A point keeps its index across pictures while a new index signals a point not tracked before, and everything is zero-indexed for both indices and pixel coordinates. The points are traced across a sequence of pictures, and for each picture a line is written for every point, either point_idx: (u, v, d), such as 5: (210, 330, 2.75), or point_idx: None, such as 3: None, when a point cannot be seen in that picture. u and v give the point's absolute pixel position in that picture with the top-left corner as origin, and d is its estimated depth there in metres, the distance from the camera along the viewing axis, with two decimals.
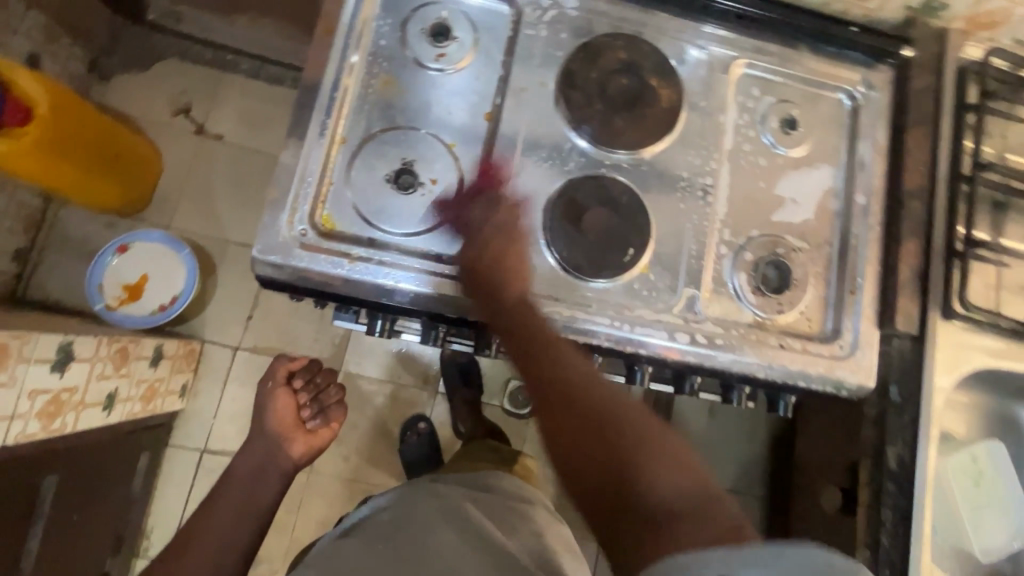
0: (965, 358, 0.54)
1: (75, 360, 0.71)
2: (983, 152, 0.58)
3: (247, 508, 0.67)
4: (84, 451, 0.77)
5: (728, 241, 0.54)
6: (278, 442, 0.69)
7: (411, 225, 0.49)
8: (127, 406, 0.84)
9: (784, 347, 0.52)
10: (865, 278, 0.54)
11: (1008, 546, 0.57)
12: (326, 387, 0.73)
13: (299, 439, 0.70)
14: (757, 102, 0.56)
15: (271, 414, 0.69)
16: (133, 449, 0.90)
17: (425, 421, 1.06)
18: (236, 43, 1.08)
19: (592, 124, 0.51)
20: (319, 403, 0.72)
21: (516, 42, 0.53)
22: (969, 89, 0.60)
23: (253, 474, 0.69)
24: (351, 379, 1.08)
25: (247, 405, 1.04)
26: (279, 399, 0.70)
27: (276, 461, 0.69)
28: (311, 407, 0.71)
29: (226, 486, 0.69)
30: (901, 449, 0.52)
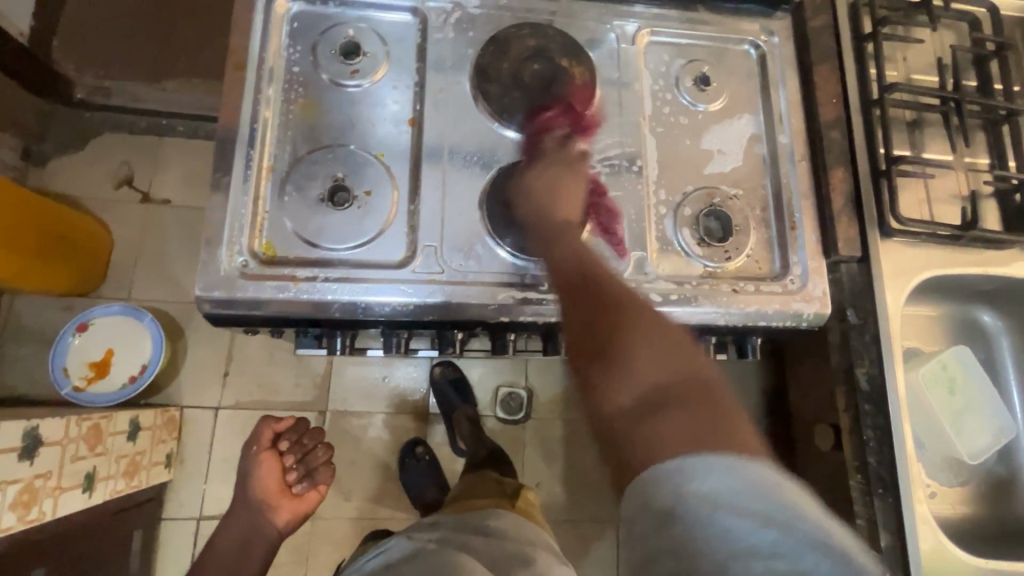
0: (912, 271, 0.56)
1: (43, 444, 0.69)
2: (889, 77, 0.61)
3: (236, 566, 0.74)
4: (67, 538, 0.74)
5: (666, 200, 0.55)
6: (263, 510, 0.73)
7: (352, 239, 0.49)
8: (109, 485, 0.81)
9: (738, 291, 0.53)
10: (802, 211, 0.55)
11: (994, 446, 0.58)
12: (313, 447, 0.77)
13: (288, 502, 0.74)
14: (668, 66, 0.58)
15: (257, 483, 0.73)
16: (123, 529, 0.87)
17: (422, 444, 1.05)
18: (170, 107, 1.07)
19: (512, 111, 0.53)
20: (307, 464, 0.76)
21: (426, 47, 0.54)
22: (864, 22, 0.63)
23: (242, 535, 0.74)
24: (339, 417, 1.06)
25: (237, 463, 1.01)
26: (267, 467, 0.73)
27: (263, 525, 0.74)
28: (296, 471, 0.75)
29: (217, 547, 0.74)
30: (870, 369, 0.53)
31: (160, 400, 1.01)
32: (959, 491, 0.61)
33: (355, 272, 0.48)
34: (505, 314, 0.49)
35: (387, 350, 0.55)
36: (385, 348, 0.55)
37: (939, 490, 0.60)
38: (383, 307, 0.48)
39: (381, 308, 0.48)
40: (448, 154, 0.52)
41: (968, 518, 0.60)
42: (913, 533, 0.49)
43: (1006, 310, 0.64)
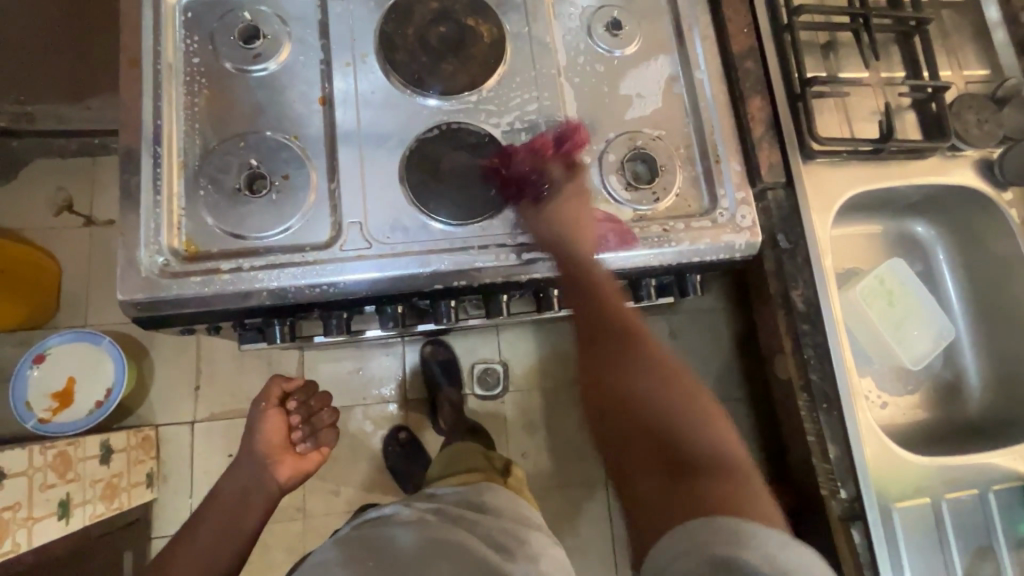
0: (836, 191, 0.57)
1: (7, 477, 0.68)
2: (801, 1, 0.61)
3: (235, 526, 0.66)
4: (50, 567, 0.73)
5: (589, 150, 0.55)
6: (263, 465, 0.65)
7: (274, 225, 0.49)
8: (88, 509, 0.81)
9: (669, 230, 0.53)
10: (726, 144, 0.56)
11: (936, 351, 0.60)
12: (319, 410, 0.71)
13: (291, 461, 0.67)
14: (579, 15, 0.58)
15: (261, 437, 0.65)
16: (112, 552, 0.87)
17: (404, 430, 1.06)
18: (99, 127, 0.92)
19: (421, 76, 0.52)
20: (312, 424, 0.69)
21: (326, 22, 0.53)
22: None
23: (244, 494, 0.67)
24: None
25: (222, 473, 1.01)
26: (273, 422, 0.66)
27: (264, 483, 0.66)
28: (302, 431, 0.68)
29: (218, 505, 0.67)
30: (805, 289, 0.54)
31: (133, 422, 1.00)
32: (912, 398, 0.63)
33: (280, 258, 0.48)
34: (437, 281, 0.49)
35: (330, 332, 0.55)
36: (329, 332, 0.55)
37: (889, 400, 0.62)
38: (313, 288, 0.48)
39: (311, 289, 0.48)
40: (362, 129, 0.51)
41: (919, 422, 0.62)
42: (859, 441, 0.51)
43: (938, 220, 0.65)
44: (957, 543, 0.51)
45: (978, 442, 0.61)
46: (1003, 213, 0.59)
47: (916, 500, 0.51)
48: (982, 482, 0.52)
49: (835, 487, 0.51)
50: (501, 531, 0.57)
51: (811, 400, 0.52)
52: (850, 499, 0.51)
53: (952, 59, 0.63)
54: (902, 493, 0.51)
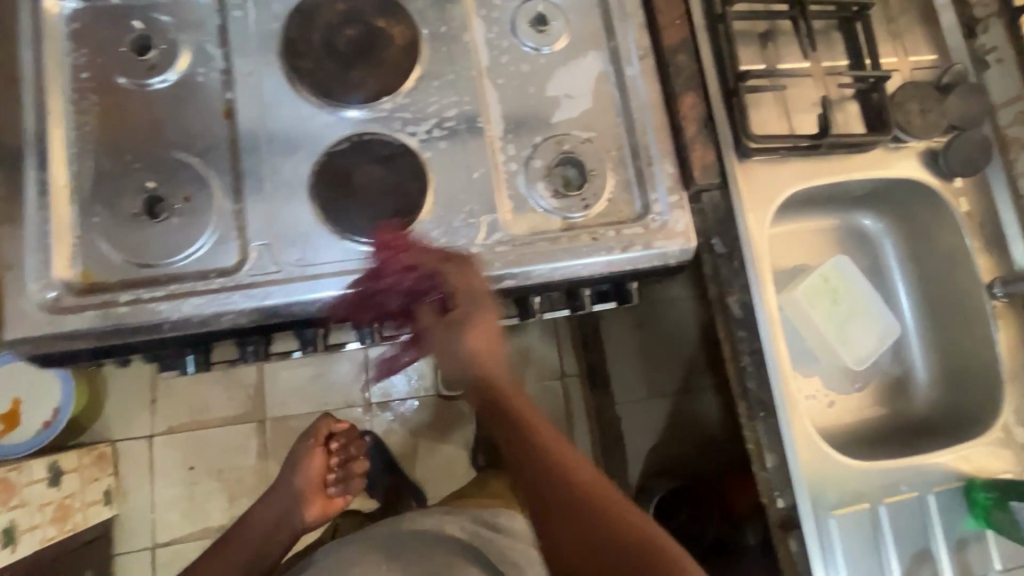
0: (774, 190, 0.55)
1: None
2: None
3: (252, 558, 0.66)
4: None
5: (515, 156, 0.52)
6: (297, 501, 0.68)
7: (176, 251, 0.46)
8: (38, 534, 0.79)
9: (599, 237, 0.51)
10: (658, 145, 0.53)
11: (880, 350, 0.59)
12: (356, 456, 0.74)
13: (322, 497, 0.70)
14: (502, 10, 0.55)
15: (303, 474, 0.69)
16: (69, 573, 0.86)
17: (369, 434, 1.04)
18: None
19: (328, 85, 0.49)
20: (347, 470, 0.72)
21: (226, 29, 0.50)
22: None
23: (268, 527, 0.67)
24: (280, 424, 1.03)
25: (183, 486, 1.00)
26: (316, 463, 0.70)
27: (287, 523, 0.68)
28: (337, 474, 0.72)
29: (244, 533, 0.67)
30: (741, 295, 0.52)
31: (89, 440, 0.98)
32: (859, 396, 0.62)
33: (182, 286, 0.45)
34: (352, 302, 0.47)
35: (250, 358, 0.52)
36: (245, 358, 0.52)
37: (836, 399, 0.61)
38: (218, 316, 0.45)
39: (217, 318, 0.45)
40: (268, 143, 0.49)
41: (866, 419, 0.61)
42: (793, 449, 0.50)
43: (886, 213, 0.63)
44: (896, 545, 0.50)
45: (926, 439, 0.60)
46: (948, 206, 0.58)
47: (854, 505, 0.50)
48: (922, 483, 0.52)
49: (772, 496, 0.50)
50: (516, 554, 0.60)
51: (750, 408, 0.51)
52: (787, 507, 0.50)
53: (897, 44, 0.60)
54: (840, 498, 0.50)
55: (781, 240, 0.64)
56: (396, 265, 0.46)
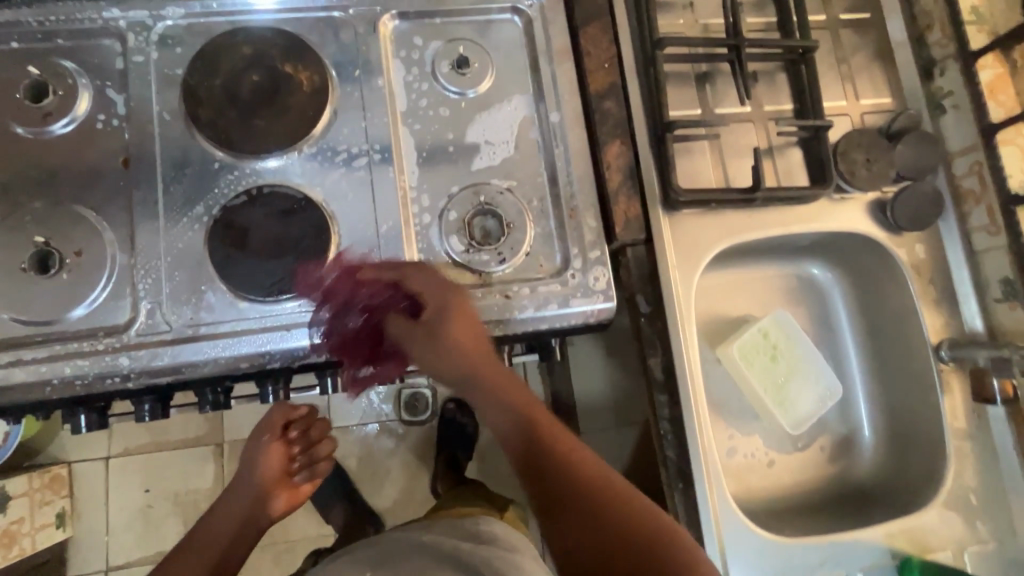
0: (705, 244, 0.52)
1: None
2: (675, 27, 0.55)
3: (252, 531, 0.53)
4: None
5: (429, 207, 0.50)
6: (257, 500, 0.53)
7: (63, 308, 0.44)
8: None
9: (513, 296, 0.49)
10: (581, 196, 0.50)
11: (819, 412, 0.56)
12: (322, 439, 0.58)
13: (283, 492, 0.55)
14: (421, 52, 0.52)
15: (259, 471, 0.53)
16: None
17: None
18: None
19: (229, 134, 0.47)
20: (309, 455, 0.57)
21: (127, 74, 0.48)
22: None
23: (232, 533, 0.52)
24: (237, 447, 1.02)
25: (138, 509, 0.99)
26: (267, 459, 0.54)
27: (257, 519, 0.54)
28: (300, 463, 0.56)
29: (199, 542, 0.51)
30: (663, 357, 0.50)
31: (42, 462, 0.97)
32: (803, 456, 0.58)
33: (67, 347, 0.43)
34: (246, 365, 0.45)
35: None
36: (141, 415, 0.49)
37: (777, 459, 0.58)
38: (104, 381, 0.43)
39: (103, 382, 0.44)
40: (166, 195, 0.47)
41: (810, 482, 0.58)
42: (710, 527, 0.47)
43: (835, 262, 0.60)
44: None
45: (870, 507, 0.57)
46: (895, 261, 0.54)
47: None
48: (852, 562, 0.49)
49: None
50: (497, 557, 0.52)
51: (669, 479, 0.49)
52: None
53: (847, 86, 0.57)
54: None
55: (729, 288, 0.60)
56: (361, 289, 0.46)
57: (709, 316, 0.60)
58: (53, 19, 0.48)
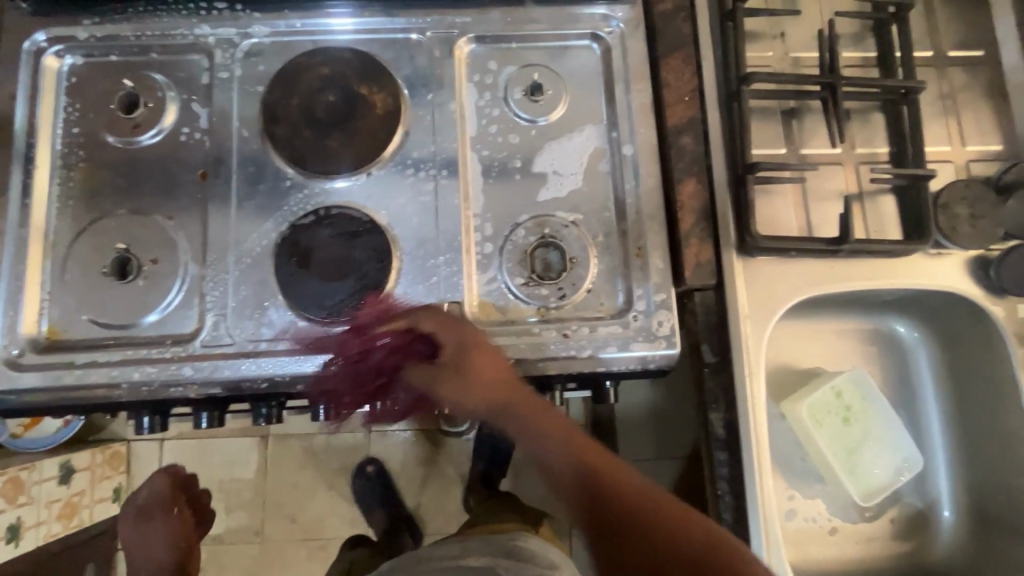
0: (779, 294, 0.49)
1: None
2: (762, 60, 0.52)
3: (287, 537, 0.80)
4: None
5: (491, 236, 0.49)
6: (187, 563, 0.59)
7: (137, 314, 0.46)
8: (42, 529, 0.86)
9: (571, 335, 0.47)
10: (650, 235, 0.48)
11: (892, 485, 0.52)
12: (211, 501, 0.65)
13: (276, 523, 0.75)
14: (495, 76, 0.51)
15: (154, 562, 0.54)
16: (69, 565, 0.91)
17: (372, 463, 1.04)
18: None
19: (302, 153, 0.48)
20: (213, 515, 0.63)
21: (212, 89, 0.49)
22: None
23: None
24: (281, 441, 1.05)
25: None
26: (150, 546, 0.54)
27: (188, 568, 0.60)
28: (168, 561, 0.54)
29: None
30: (725, 412, 0.47)
31: (105, 437, 1.02)
32: (870, 529, 0.54)
33: (137, 352, 0.45)
34: (301, 385, 0.45)
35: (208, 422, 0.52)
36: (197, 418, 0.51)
37: (840, 528, 0.53)
38: (168, 388, 0.45)
39: (167, 389, 0.45)
40: (238, 209, 0.48)
41: (875, 557, 0.53)
42: None
43: (923, 319, 0.55)
44: None
45: None
46: (998, 329, 0.49)
47: None
48: None
49: None
50: None
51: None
52: None
53: (953, 129, 0.52)
54: None
55: (800, 337, 0.56)
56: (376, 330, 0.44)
57: (777, 366, 0.56)
58: (149, 34, 0.50)
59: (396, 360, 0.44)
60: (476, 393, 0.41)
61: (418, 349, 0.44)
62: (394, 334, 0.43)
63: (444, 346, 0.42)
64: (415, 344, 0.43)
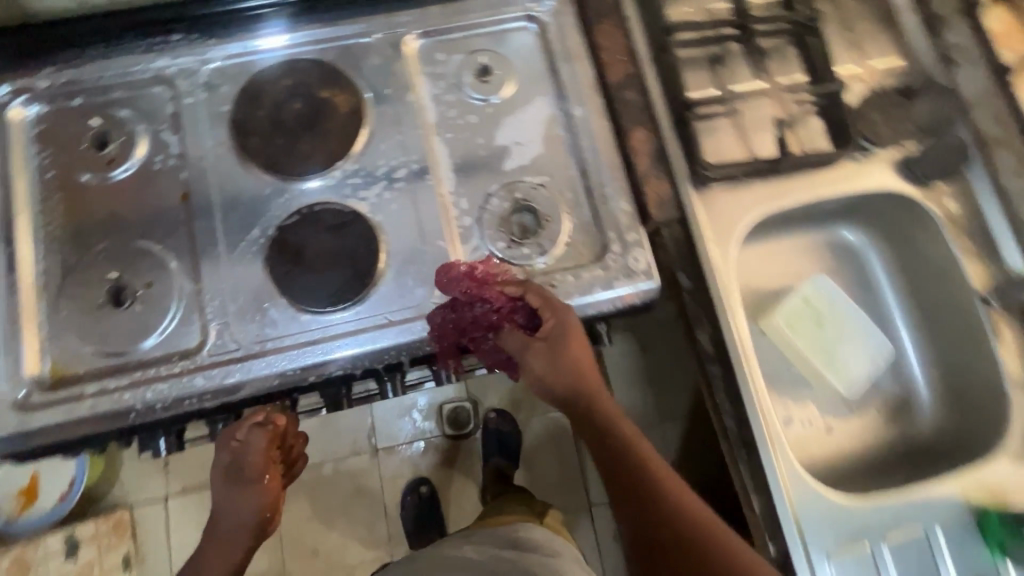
0: (737, 216, 0.53)
1: None
2: (682, 16, 0.58)
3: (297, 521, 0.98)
4: None
5: (468, 209, 0.52)
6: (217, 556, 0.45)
7: (139, 338, 0.47)
8: None
9: (558, 285, 0.50)
10: (612, 183, 0.52)
11: (872, 374, 0.56)
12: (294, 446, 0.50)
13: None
14: (446, 65, 0.55)
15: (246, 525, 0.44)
16: None
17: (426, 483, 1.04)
18: None
19: (278, 160, 0.50)
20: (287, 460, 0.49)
21: (179, 116, 0.51)
22: None
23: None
24: None
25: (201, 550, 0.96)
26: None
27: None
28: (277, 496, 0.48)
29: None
30: (711, 330, 0.51)
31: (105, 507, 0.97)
32: (860, 420, 0.58)
33: (145, 373, 0.46)
34: (314, 375, 0.47)
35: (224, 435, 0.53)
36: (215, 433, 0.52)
37: (834, 424, 0.57)
38: (182, 401, 0.46)
39: (181, 403, 0.46)
40: (224, 222, 0.50)
41: (871, 444, 0.57)
42: (781, 492, 0.47)
43: (870, 224, 0.61)
44: None
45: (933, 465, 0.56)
46: (930, 215, 0.55)
47: (852, 546, 0.47)
48: (925, 515, 0.48)
49: (763, 542, 0.48)
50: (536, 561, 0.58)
51: (732, 450, 0.49)
52: (779, 554, 0.47)
53: (858, 50, 0.58)
54: (837, 539, 0.47)
55: (763, 259, 0.61)
56: (493, 292, 0.47)
57: (749, 288, 0.60)
58: (110, 74, 0.52)
59: (499, 320, 0.47)
60: (565, 374, 0.46)
61: (519, 316, 0.47)
62: (507, 296, 0.47)
63: (546, 320, 0.46)
64: (521, 311, 0.47)
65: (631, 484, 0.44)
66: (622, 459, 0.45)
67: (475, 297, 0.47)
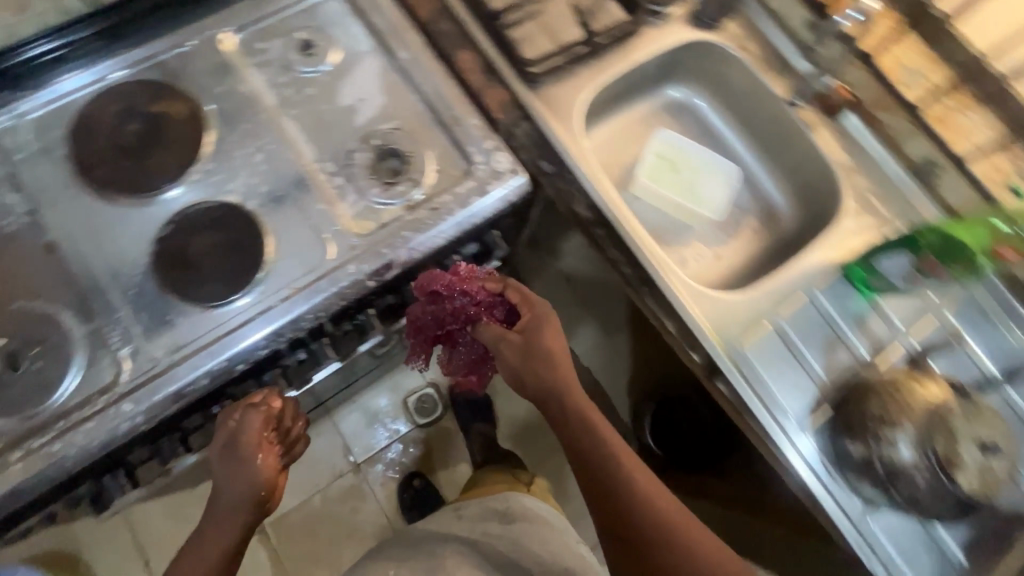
0: (571, 102, 0.61)
1: None
2: None
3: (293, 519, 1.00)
4: None
5: (335, 170, 0.55)
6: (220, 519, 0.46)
7: (48, 392, 0.46)
8: None
9: (440, 207, 0.54)
10: (456, 105, 0.57)
11: (729, 195, 0.64)
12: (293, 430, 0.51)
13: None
14: (267, 50, 0.57)
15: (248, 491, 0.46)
16: None
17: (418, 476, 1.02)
18: None
19: (133, 181, 0.51)
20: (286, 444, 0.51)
21: (16, 173, 0.51)
22: None
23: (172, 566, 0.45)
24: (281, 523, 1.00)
25: None
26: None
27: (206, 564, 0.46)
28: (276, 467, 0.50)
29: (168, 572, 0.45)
30: (585, 199, 0.57)
31: None
32: (738, 238, 0.67)
33: (67, 420, 0.45)
34: (240, 363, 0.48)
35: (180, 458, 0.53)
36: (161, 453, 0.52)
37: (720, 249, 0.66)
38: (114, 432, 0.45)
39: (114, 434, 0.45)
40: (100, 257, 0.50)
41: (753, 253, 0.67)
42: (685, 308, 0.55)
43: (687, 79, 0.69)
44: (807, 349, 0.56)
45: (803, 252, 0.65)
46: (725, 49, 0.64)
47: (756, 329, 0.56)
48: (806, 285, 0.58)
49: (689, 355, 0.56)
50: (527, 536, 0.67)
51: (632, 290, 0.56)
52: (703, 359, 0.55)
53: None
54: (742, 330, 0.56)
55: (616, 136, 0.69)
56: (475, 286, 0.54)
57: (612, 165, 0.68)
58: None
59: (477, 313, 0.55)
60: (544, 376, 0.51)
61: (497, 311, 0.55)
62: (484, 291, 0.54)
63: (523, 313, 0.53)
64: (499, 306, 0.55)
65: (598, 477, 0.50)
66: (591, 455, 0.51)
67: (456, 285, 0.54)
